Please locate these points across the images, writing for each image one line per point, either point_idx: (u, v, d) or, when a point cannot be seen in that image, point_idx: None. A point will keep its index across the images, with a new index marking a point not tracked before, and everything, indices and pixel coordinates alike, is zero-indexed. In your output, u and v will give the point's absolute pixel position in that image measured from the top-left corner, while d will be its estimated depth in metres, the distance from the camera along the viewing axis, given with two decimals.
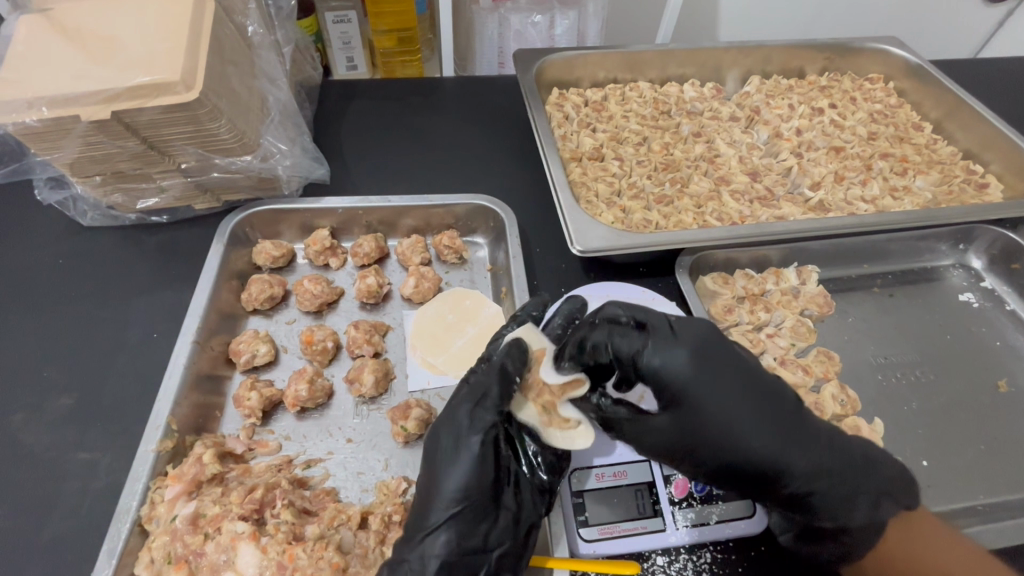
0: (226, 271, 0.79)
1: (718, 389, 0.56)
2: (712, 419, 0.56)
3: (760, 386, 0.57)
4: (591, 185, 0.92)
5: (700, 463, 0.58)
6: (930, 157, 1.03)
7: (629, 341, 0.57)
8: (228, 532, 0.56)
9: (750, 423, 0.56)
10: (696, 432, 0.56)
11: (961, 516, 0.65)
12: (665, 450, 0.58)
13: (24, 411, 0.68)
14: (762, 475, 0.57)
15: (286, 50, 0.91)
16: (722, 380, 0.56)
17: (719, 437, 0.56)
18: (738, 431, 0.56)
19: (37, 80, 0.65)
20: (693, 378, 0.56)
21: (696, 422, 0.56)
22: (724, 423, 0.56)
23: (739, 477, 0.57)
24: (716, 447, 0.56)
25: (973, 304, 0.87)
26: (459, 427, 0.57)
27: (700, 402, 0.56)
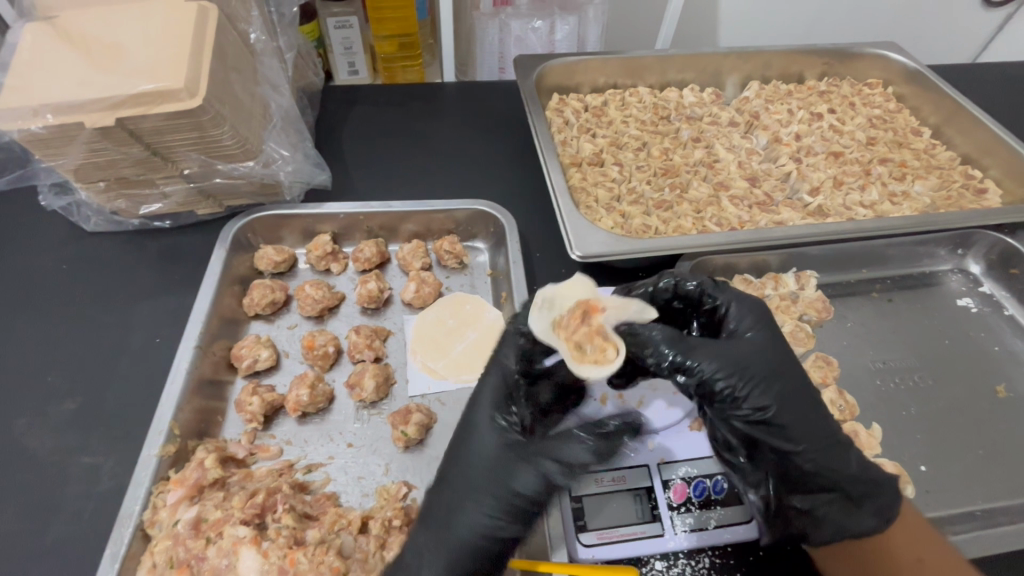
0: (228, 276, 0.79)
1: (774, 335, 0.63)
2: (773, 352, 0.61)
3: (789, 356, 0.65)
4: (590, 190, 0.93)
5: (760, 397, 0.59)
6: (929, 162, 1.04)
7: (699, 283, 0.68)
8: (230, 537, 0.57)
9: (797, 369, 0.62)
10: (760, 363, 0.60)
11: (958, 521, 0.65)
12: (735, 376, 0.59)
13: (28, 415, 0.68)
14: (809, 421, 0.59)
15: (288, 56, 0.92)
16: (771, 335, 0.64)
17: (777, 371, 0.60)
18: (790, 371, 0.61)
19: (42, 87, 0.66)
20: (755, 322, 0.64)
21: (759, 355, 0.61)
22: (780, 361, 0.61)
23: (791, 418, 0.59)
24: (776, 381, 0.60)
25: (972, 308, 0.88)
26: (463, 454, 0.61)
27: (757, 339, 0.62)
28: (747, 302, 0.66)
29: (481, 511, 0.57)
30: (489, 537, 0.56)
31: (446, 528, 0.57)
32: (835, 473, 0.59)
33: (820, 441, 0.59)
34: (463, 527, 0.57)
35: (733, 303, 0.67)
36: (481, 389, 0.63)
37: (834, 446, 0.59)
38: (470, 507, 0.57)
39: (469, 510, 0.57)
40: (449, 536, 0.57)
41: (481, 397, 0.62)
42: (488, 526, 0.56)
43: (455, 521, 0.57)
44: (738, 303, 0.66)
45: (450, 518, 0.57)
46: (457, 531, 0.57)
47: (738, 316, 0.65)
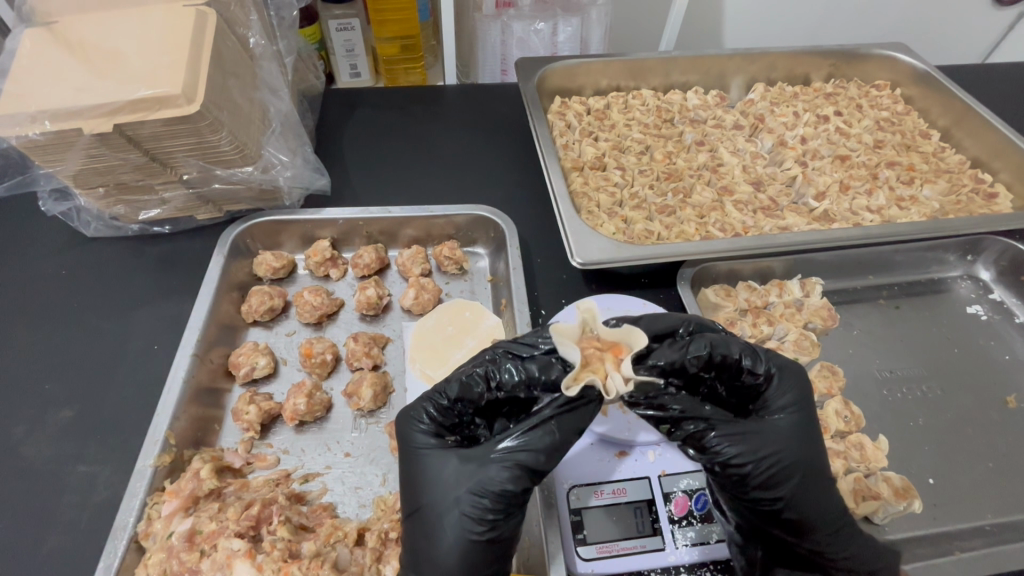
0: (226, 282, 0.79)
1: (809, 418, 0.57)
2: (803, 443, 0.56)
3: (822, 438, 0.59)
4: (592, 195, 0.92)
5: (773, 489, 0.55)
6: (938, 166, 1.02)
7: (741, 350, 0.57)
8: (224, 550, 0.56)
9: (823, 458, 0.57)
10: (785, 455, 0.55)
11: (966, 536, 0.64)
12: (753, 468, 0.54)
13: (25, 423, 0.68)
14: (822, 511, 0.56)
15: (287, 60, 0.91)
16: (806, 415, 0.57)
17: (802, 463, 0.55)
18: (817, 463, 0.56)
19: (40, 93, 0.66)
20: (795, 403, 0.57)
21: (788, 443, 0.55)
22: (809, 451, 0.56)
23: (801, 513, 0.55)
24: (799, 474, 0.55)
25: (981, 316, 0.86)
26: (415, 476, 0.54)
27: (788, 423, 0.56)
28: (789, 375, 0.58)
29: (458, 521, 0.51)
30: (476, 543, 0.51)
31: (429, 550, 0.52)
32: (834, 557, 0.56)
33: (829, 529, 0.56)
34: (447, 543, 0.51)
35: (772, 379, 0.58)
36: (413, 406, 0.57)
37: (840, 533, 0.56)
38: (447, 520, 0.52)
39: (446, 528, 0.51)
40: (435, 559, 0.51)
41: (416, 415, 0.57)
42: (471, 533, 0.51)
43: (436, 543, 0.52)
44: (780, 376, 0.58)
45: (427, 544, 0.52)
46: (442, 553, 0.51)
47: (776, 394, 0.58)
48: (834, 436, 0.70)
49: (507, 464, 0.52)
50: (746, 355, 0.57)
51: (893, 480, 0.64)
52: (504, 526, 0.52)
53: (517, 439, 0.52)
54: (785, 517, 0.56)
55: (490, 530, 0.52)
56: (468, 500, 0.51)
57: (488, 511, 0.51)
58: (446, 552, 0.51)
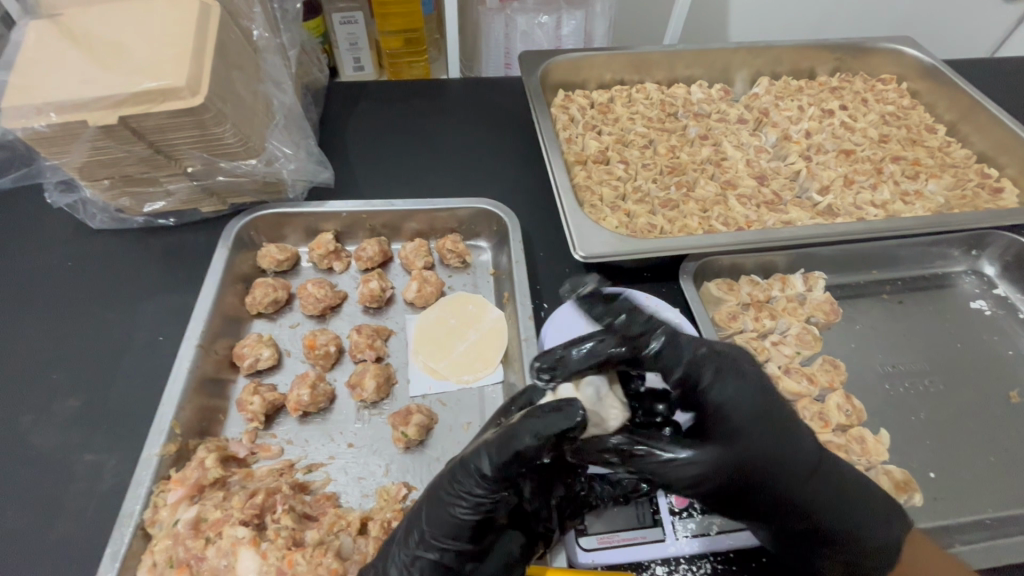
0: (230, 274, 0.79)
1: (762, 405, 0.56)
2: (759, 400, 0.56)
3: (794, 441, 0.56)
4: (595, 188, 0.92)
5: (725, 465, 0.54)
6: (943, 160, 1.01)
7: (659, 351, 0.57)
8: (229, 537, 0.57)
9: (786, 411, 0.57)
10: (732, 417, 0.55)
11: (968, 530, 0.64)
12: (695, 451, 0.54)
13: (33, 413, 0.69)
14: (791, 472, 0.55)
15: (292, 53, 0.91)
16: (760, 412, 0.56)
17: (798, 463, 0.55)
18: (767, 425, 0.55)
19: (47, 86, 0.66)
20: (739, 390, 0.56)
21: (744, 403, 0.56)
22: (762, 411, 0.56)
23: (794, 501, 0.55)
24: (745, 437, 0.54)
25: (985, 311, 0.86)
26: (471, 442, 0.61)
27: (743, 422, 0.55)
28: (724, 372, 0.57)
29: (444, 480, 0.55)
30: (444, 508, 0.54)
31: (421, 524, 0.55)
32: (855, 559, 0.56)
33: (825, 506, 0.56)
34: (437, 513, 0.54)
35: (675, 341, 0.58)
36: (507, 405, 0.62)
37: (823, 494, 0.56)
38: (439, 495, 0.55)
39: (437, 484, 0.56)
40: (426, 532, 0.54)
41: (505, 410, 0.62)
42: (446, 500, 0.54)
43: (429, 517, 0.54)
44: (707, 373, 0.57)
45: (422, 496, 0.57)
46: (432, 526, 0.54)
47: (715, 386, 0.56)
48: (836, 430, 0.70)
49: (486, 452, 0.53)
50: (644, 325, 0.60)
51: (894, 474, 0.65)
52: (473, 505, 0.53)
53: (513, 432, 0.52)
54: (753, 492, 0.55)
55: (458, 502, 0.54)
56: (456, 475, 0.54)
57: (470, 492, 0.53)
58: (430, 521, 0.54)
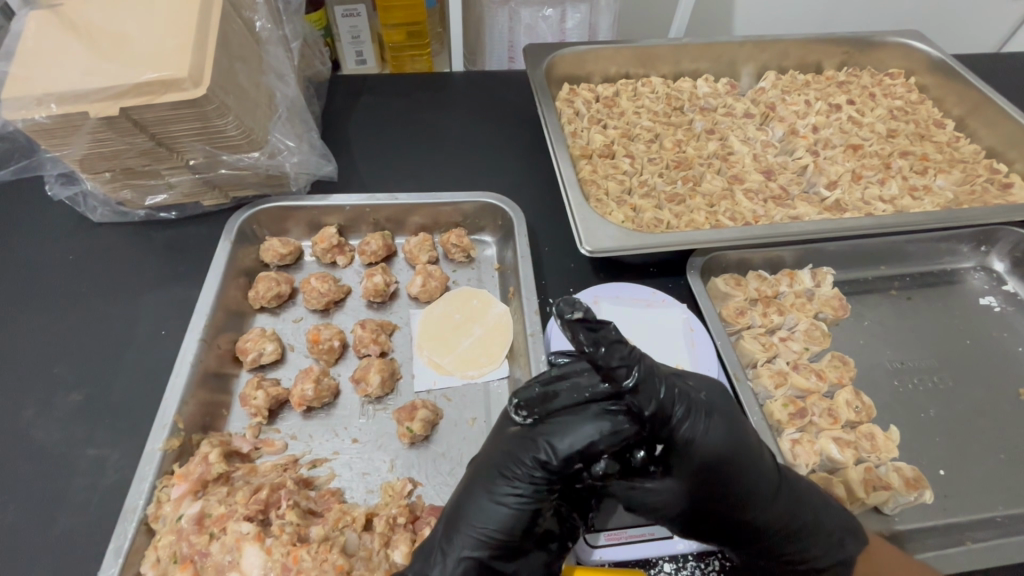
0: (233, 268, 0.78)
1: (736, 439, 0.53)
2: (728, 436, 0.53)
3: (761, 472, 0.54)
4: (601, 183, 0.91)
5: (686, 495, 0.53)
6: (952, 155, 1.00)
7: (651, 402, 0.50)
8: (233, 533, 0.56)
9: (752, 444, 0.54)
10: (698, 454, 0.52)
11: (978, 528, 0.63)
12: (656, 482, 0.53)
13: (35, 406, 0.68)
14: (759, 499, 0.54)
15: (295, 45, 0.90)
16: (727, 443, 0.53)
17: (770, 493, 0.54)
18: (737, 457, 0.53)
19: (46, 76, 0.65)
20: (712, 422, 0.53)
21: (713, 438, 0.53)
22: (731, 443, 0.53)
23: (763, 525, 0.54)
24: (709, 472, 0.52)
25: (994, 307, 0.85)
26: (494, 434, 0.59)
27: (710, 459, 0.52)
28: (705, 410, 0.53)
29: (489, 474, 0.54)
30: (493, 504, 0.52)
31: (470, 520, 0.52)
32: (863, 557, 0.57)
33: (805, 522, 0.55)
34: (485, 510, 0.52)
35: (653, 376, 0.51)
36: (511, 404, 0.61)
37: (792, 516, 0.55)
38: (487, 486, 0.53)
39: (479, 478, 0.54)
40: (473, 528, 0.52)
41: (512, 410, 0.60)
42: (495, 495, 0.53)
43: (476, 510, 0.53)
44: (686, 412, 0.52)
45: (460, 494, 0.54)
46: (481, 520, 0.52)
47: (689, 425, 0.52)
48: (844, 427, 0.70)
49: (547, 438, 0.52)
50: (625, 360, 0.49)
51: (904, 471, 0.64)
52: (527, 500, 0.52)
53: (576, 435, 0.51)
54: (717, 517, 0.54)
55: (510, 497, 0.52)
56: (507, 465, 0.53)
57: (523, 481, 0.52)
58: (478, 519, 0.52)
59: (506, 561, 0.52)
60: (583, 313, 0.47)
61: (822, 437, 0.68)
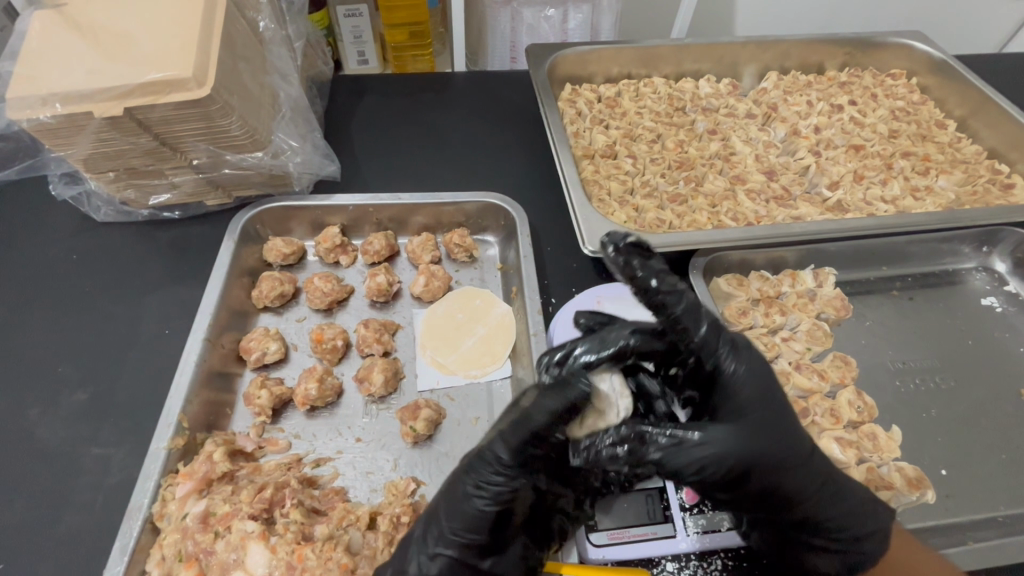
0: (237, 267, 0.79)
1: (772, 387, 0.58)
2: (766, 385, 0.57)
3: (794, 424, 0.57)
4: (603, 183, 0.91)
5: (734, 445, 0.53)
6: (954, 156, 1.01)
7: (701, 327, 0.57)
8: (238, 531, 0.56)
9: (785, 400, 0.58)
10: (740, 394, 0.57)
11: (980, 528, 0.63)
12: (708, 432, 0.53)
13: (40, 405, 0.69)
14: (796, 456, 0.55)
15: (298, 45, 0.90)
16: (764, 389, 0.57)
17: (802, 455, 0.55)
18: (775, 405, 0.56)
19: (51, 76, 0.65)
20: (752, 369, 0.58)
21: (749, 381, 0.57)
22: (769, 392, 0.57)
23: (797, 486, 0.55)
24: (752, 416, 0.55)
25: (996, 308, 0.85)
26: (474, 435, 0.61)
27: (749, 401, 0.56)
28: (747, 357, 0.58)
29: (461, 473, 0.55)
30: (466, 503, 0.54)
31: (442, 520, 0.54)
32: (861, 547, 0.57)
33: (824, 499, 0.56)
34: (457, 509, 0.54)
35: (700, 313, 0.58)
36: None
37: (820, 481, 0.56)
38: (457, 486, 0.54)
39: (453, 477, 0.55)
40: (448, 529, 0.53)
41: None
42: (467, 495, 0.54)
43: (448, 513, 0.54)
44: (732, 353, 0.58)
45: (438, 492, 0.56)
46: (454, 521, 0.53)
47: (733, 364, 0.57)
48: (846, 427, 0.70)
49: (499, 439, 0.54)
50: (673, 288, 0.57)
51: (906, 471, 0.64)
52: (501, 496, 0.53)
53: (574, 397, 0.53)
54: (759, 476, 0.53)
55: (482, 495, 0.53)
56: (474, 464, 0.54)
57: (489, 482, 0.53)
58: (452, 519, 0.54)
59: (482, 557, 0.54)
60: (637, 241, 0.58)
61: (824, 437, 0.68)
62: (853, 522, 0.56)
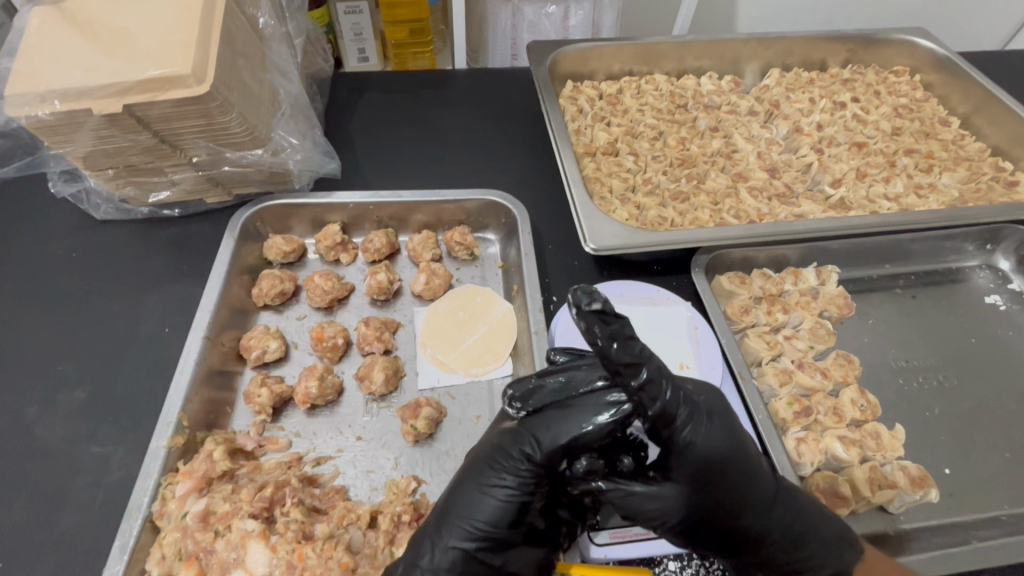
0: (237, 265, 0.78)
1: (736, 444, 0.53)
2: (727, 440, 0.52)
3: (758, 477, 0.54)
4: (605, 180, 0.91)
5: (688, 499, 0.52)
6: (957, 154, 1.00)
7: (666, 396, 0.49)
8: (238, 530, 0.56)
9: (750, 451, 0.54)
10: (697, 459, 0.51)
11: (983, 527, 0.63)
12: (656, 489, 0.52)
13: (39, 404, 0.68)
14: (755, 508, 0.53)
15: (297, 42, 0.90)
16: (727, 448, 0.52)
17: (763, 505, 0.54)
18: (738, 463, 0.52)
19: (49, 73, 0.65)
20: (713, 426, 0.52)
21: (712, 441, 0.52)
22: (732, 448, 0.53)
23: (755, 532, 0.54)
24: (709, 478, 0.52)
25: (999, 306, 0.85)
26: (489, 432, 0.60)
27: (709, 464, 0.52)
28: (713, 414, 0.53)
29: (482, 465, 0.54)
30: (487, 493, 0.53)
31: (460, 513, 0.53)
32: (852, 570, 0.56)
33: (805, 532, 0.55)
34: (478, 499, 0.53)
35: (664, 377, 0.49)
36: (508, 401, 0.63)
37: (790, 523, 0.54)
38: (478, 478, 0.54)
39: (473, 471, 0.55)
40: (465, 517, 0.53)
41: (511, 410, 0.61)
42: (489, 486, 0.53)
43: (466, 502, 0.53)
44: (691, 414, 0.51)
45: (453, 487, 0.55)
46: (475, 511, 0.53)
47: (693, 429, 0.51)
48: (849, 425, 0.70)
49: (533, 433, 0.53)
50: (640, 355, 0.47)
51: (909, 470, 0.64)
52: (522, 488, 0.53)
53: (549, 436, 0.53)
54: (718, 521, 0.53)
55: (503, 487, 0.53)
56: (500, 455, 0.54)
57: (511, 472, 0.53)
58: (470, 511, 0.53)
59: (496, 554, 0.53)
60: (602, 305, 0.44)
61: (827, 436, 0.68)
62: (832, 556, 0.55)
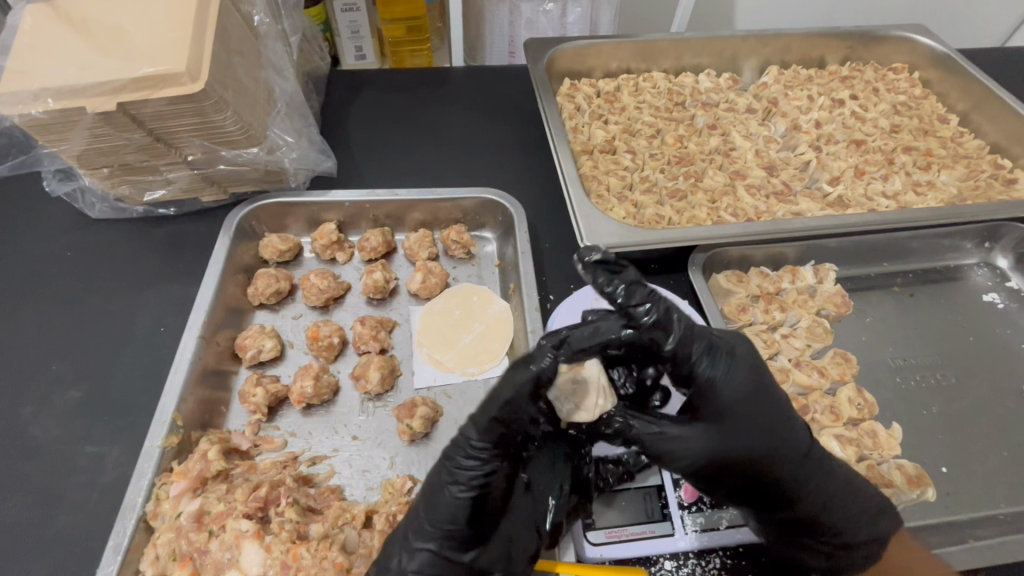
0: (232, 264, 0.78)
1: (760, 390, 0.55)
2: (749, 387, 0.55)
3: (781, 425, 0.55)
4: (602, 178, 0.90)
5: (713, 445, 0.53)
6: (956, 151, 1.00)
7: (676, 333, 0.54)
8: (232, 530, 0.56)
9: (775, 396, 0.56)
10: (720, 399, 0.54)
11: (981, 525, 0.63)
12: (685, 430, 0.54)
13: (33, 404, 0.68)
14: (780, 460, 0.54)
15: (293, 40, 0.89)
16: (748, 392, 0.55)
17: (790, 456, 0.55)
18: (760, 409, 0.55)
19: (42, 71, 0.65)
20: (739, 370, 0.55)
21: (735, 383, 0.55)
22: (755, 391, 0.55)
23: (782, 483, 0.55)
24: (736, 420, 0.54)
25: (997, 304, 0.85)
26: None
27: (733, 405, 0.54)
28: (737, 358, 0.56)
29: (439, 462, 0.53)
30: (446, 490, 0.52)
31: (423, 514, 0.52)
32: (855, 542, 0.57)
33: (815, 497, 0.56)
34: (437, 498, 0.52)
35: (671, 314, 0.54)
36: None
37: (807, 481, 0.55)
38: (437, 475, 0.53)
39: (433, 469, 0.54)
40: (428, 520, 0.52)
41: None
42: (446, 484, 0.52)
43: (426, 502, 0.52)
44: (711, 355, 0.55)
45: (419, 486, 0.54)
46: (436, 511, 0.51)
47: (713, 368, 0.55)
48: (846, 424, 0.70)
49: (474, 423, 0.52)
50: (645, 297, 0.54)
51: (906, 469, 0.64)
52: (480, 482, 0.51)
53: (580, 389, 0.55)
54: (745, 469, 0.54)
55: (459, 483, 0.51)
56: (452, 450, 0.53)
57: (465, 466, 0.52)
58: (432, 511, 0.52)
59: (465, 550, 0.52)
60: (602, 255, 0.54)
61: (824, 435, 0.68)
62: (831, 528, 0.57)
